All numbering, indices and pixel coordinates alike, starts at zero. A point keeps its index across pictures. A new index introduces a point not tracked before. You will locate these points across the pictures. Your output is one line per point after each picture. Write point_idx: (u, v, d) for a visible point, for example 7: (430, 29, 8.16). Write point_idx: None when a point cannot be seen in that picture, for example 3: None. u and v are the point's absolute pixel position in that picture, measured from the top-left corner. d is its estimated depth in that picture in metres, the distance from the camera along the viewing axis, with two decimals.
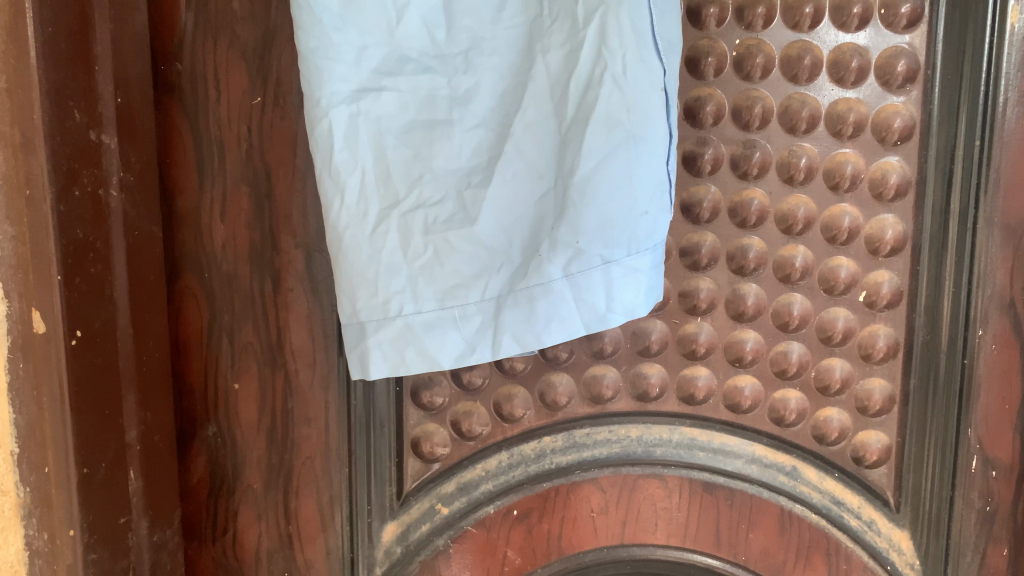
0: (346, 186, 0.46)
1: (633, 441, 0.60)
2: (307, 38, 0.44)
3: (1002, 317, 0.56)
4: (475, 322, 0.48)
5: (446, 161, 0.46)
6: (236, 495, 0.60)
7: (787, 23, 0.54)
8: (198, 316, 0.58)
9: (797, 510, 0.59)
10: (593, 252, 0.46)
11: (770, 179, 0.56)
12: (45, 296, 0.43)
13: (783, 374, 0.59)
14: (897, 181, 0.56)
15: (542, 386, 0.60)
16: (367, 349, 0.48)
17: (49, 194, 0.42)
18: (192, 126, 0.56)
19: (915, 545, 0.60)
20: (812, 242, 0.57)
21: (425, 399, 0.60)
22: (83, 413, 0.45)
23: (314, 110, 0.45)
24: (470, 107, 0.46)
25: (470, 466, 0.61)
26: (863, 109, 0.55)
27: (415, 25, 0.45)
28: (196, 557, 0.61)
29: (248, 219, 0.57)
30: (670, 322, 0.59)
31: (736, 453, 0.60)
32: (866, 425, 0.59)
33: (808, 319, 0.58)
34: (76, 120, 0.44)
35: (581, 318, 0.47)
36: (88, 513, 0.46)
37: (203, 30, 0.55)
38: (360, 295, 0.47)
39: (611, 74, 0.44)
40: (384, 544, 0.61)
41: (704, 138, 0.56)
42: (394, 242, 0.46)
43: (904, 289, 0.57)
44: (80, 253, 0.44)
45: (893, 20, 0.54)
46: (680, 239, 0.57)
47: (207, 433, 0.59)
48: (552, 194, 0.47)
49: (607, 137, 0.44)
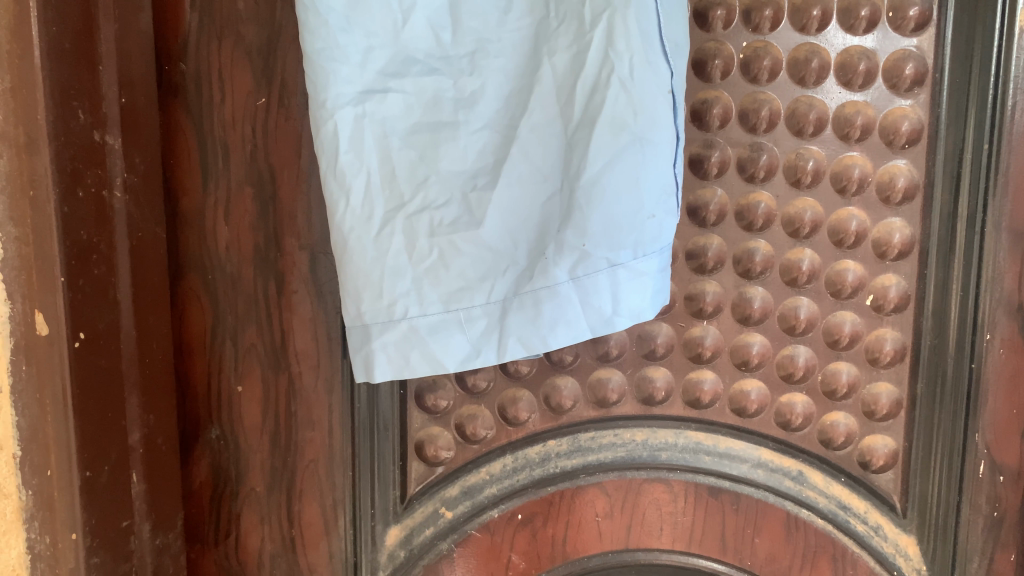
0: (352, 189, 0.46)
1: (638, 445, 0.60)
2: (312, 38, 0.43)
3: (1009, 321, 0.56)
4: (480, 326, 0.47)
5: (452, 164, 0.46)
6: (238, 497, 0.60)
7: (795, 25, 0.54)
8: (201, 318, 0.58)
9: (803, 515, 0.59)
10: (599, 255, 0.46)
11: (777, 182, 0.56)
12: (49, 298, 0.42)
13: (790, 378, 0.59)
14: (904, 184, 0.56)
15: (547, 389, 0.60)
16: (372, 352, 0.48)
17: (53, 195, 0.42)
18: (196, 127, 0.56)
19: (922, 551, 0.59)
20: (819, 246, 0.57)
21: (429, 402, 0.60)
22: (86, 416, 0.44)
23: (319, 112, 0.45)
24: (476, 109, 0.46)
25: (474, 470, 0.60)
26: (871, 112, 0.55)
27: (421, 27, 0.45)
28: (199, 560, 0.60)
29: (252, 221, 0.57)
30: (676, 326, 0.58)
31: (741, 457, 0.60)
32: (872, 430, 0.59)
33: (814, 322, 0.58)
34: (80, 121, 0.44)
35: (588, 321, 0.47)
36: (91, 517, 0.45)
37: (207, 31, 0.55)
38: (366, 298, 0.47)
39: (618, 76, 0.43)
40: (388, 548, 0.60)
41: (710, 140, 0.56)
42: (399, 244, 0.46)
43: (911, 292, 0.57)
44: (83, 254, 0.44)
45: (901, 23, 0.54)
46: (687, 242, 0.57)
47: (209, 435, 0.59)
48: (558, 196, 0.46)
49: (613, 140, 0.44)
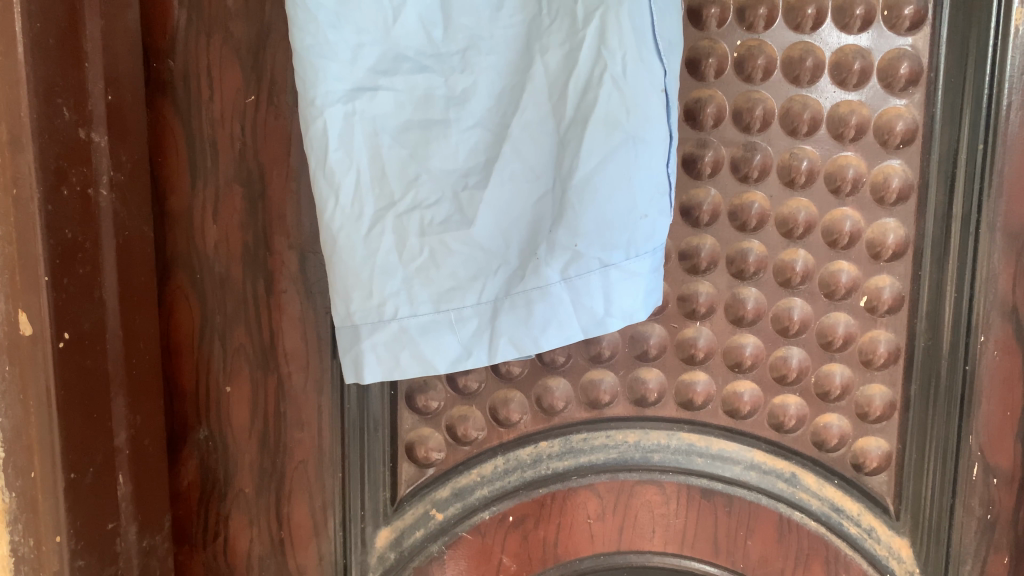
0: (341, 187, 0.45)
1: (630, 446, 0.60)
2: (301, 35, 0.43)
3: (1004, 322, 0.56)
4: (470, 326, 0.47)
5: (443, 162, 0.46)
6: (226, 498, 0.59)
7: (789, 24, 0.54)
8: (189, 318, 0.57)
9: (795, 517, 0.59)
10: (592, 255, 0.45)
11: (771, 182, 0.56)
12: (33, 298, 0.41)
13: (783, 379, 0.58)
14: (899, 184, 0.55)
15: (539, 390, 0.59)
16: (362, 352, 0.47)
17: (36, 193, 0.41)
18: (185, 124, 0.55)
19: (915, 553, 0.59)
20: (813, 246, 0.57)
21: (420, 403, 0.59)
22: (70, 416, 0.44)
23: (308, 109, 0.44)
24: (467, 107, 0.45)
25: (466, 471, 0.60)
26: (865, 112, 0.55)
27: (412, 23, 0.44)
28: (187, 561, 0.60)
29: (241, 219, 0.56)
30: (668, 326, 0.58)
31: (734, 459, 0.59)
32: (866, 432, 0.59)
33: (808, 324, 0.58)
34: (65, 118, 0.43)
35: (580, 321, 0.46)
36: (75, 519, 0.45)
37: (196, 27, 0.54)
38: (355, 298, 0.46)
39: (611, 75, 0.43)
40: (378, 549, 0.60)
41: (704, 140, 0.55)
42: (389, 244, 0.46)
43: (905, 294, 0.57)
44: (68, 253, 0.43)
45: (896, 22, 0.53)
46: (680, 243, 0.57)
47: (197, 436, 0.58)
48: (550, 196, 0.46)
49: (606, 139, 0.44)
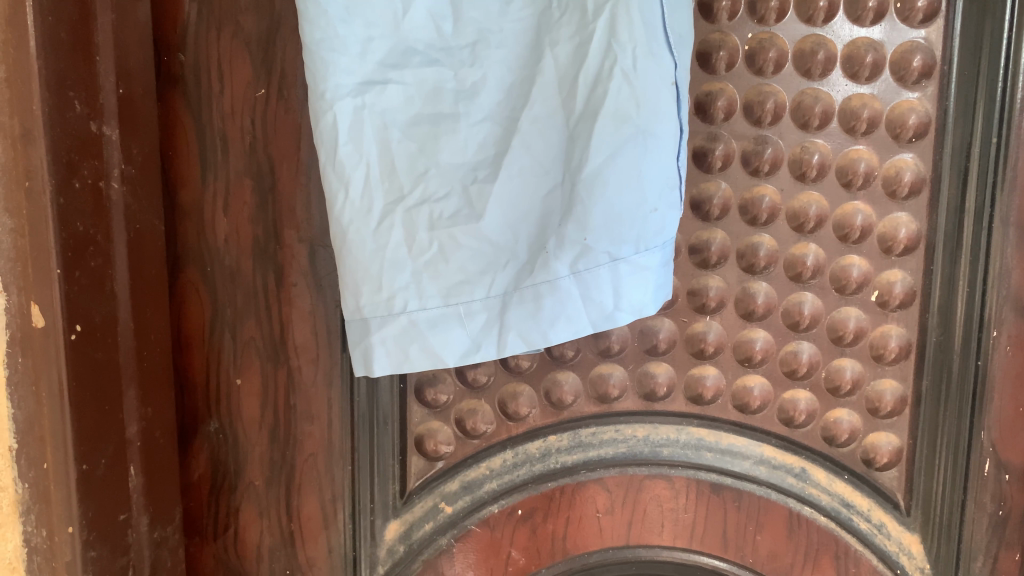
0: (351, 180, 0.45)
1: (639, 441, 0.60)
2: (311, 29, 0.43)
3: (1017, 318, 0.55)
4: (480, 320, 0.47)
5: (452, 156, 0.46)
6: (237, 491, 0.59)
7: (801, 16, 0.53)
8: (200, 311, 0.57)
9: (805, 512, 0.59)
10: (601, 250, 0.45)
11: (782, 176, 0.55)
12: (45, 290, 0.42)
13: (793, 374, 0.58)
14: (911, 179, 0.55)
15: (548, 385, 0.59)
16: (372, 346, 0.47)
17: (49, 186, 0.41)
18: (195, 118, 0.55)
19: (926, 549, 0.59)
20: (825, 241, 0.56)
21: (429, 396, 0.59)
22: (82, 409, 0.44)
23: (318, 103, 0.44)
24: (476, 101, 0.45)
25: (475, 464, 0.60)
26: (878, 105, 0.54)
27: (421, 17, 0.44)
28: (198, 553, 0.60)
29: (251, 212, 0.56)
30: (678, 321, 0.58)
31: (744, 454, 0.59)
32: (876, 427, 0.58)
33: (818, 318, 0.57)
34: (76, 112, 0.43)
35: (589, 316, 0.46)
36: (87, 509, 0.45)
37: (206, 21, 0.54)
38: (365, 292, 0.46)
39: (621, 68, 0.43)
40: (387, 542, 0.60)
41: (714, 134, 0.55)
42: (398, 237, 0.46)
43: (917, 289, 0.56)
44: (79, 246, 0.44)
45: (909, 14, 0.53)
46: (690, 236, 0.57)
47: (208, 428, 0.59)
48: (559, 190, 0.46)
49: (615, 131, 0.43)
